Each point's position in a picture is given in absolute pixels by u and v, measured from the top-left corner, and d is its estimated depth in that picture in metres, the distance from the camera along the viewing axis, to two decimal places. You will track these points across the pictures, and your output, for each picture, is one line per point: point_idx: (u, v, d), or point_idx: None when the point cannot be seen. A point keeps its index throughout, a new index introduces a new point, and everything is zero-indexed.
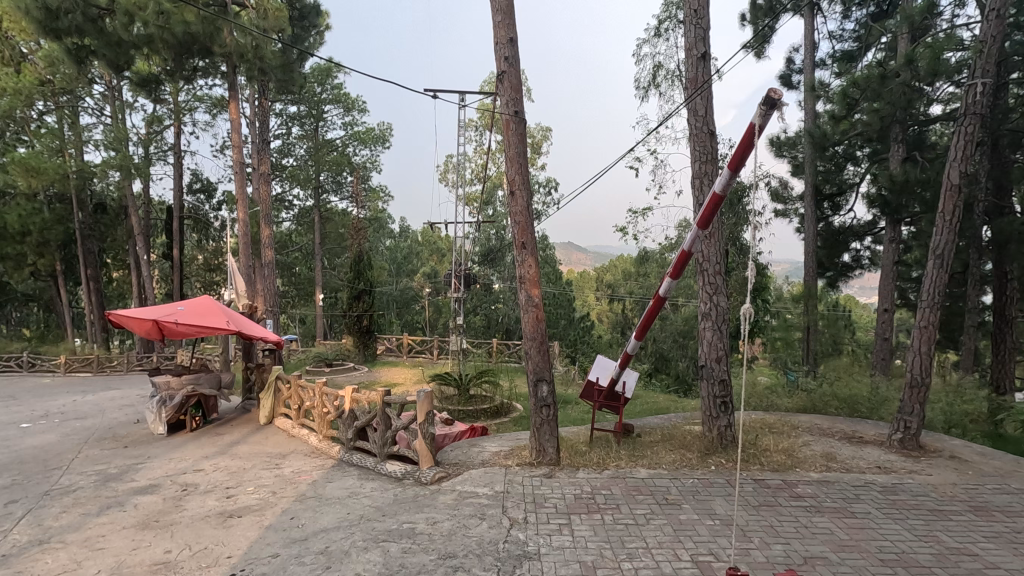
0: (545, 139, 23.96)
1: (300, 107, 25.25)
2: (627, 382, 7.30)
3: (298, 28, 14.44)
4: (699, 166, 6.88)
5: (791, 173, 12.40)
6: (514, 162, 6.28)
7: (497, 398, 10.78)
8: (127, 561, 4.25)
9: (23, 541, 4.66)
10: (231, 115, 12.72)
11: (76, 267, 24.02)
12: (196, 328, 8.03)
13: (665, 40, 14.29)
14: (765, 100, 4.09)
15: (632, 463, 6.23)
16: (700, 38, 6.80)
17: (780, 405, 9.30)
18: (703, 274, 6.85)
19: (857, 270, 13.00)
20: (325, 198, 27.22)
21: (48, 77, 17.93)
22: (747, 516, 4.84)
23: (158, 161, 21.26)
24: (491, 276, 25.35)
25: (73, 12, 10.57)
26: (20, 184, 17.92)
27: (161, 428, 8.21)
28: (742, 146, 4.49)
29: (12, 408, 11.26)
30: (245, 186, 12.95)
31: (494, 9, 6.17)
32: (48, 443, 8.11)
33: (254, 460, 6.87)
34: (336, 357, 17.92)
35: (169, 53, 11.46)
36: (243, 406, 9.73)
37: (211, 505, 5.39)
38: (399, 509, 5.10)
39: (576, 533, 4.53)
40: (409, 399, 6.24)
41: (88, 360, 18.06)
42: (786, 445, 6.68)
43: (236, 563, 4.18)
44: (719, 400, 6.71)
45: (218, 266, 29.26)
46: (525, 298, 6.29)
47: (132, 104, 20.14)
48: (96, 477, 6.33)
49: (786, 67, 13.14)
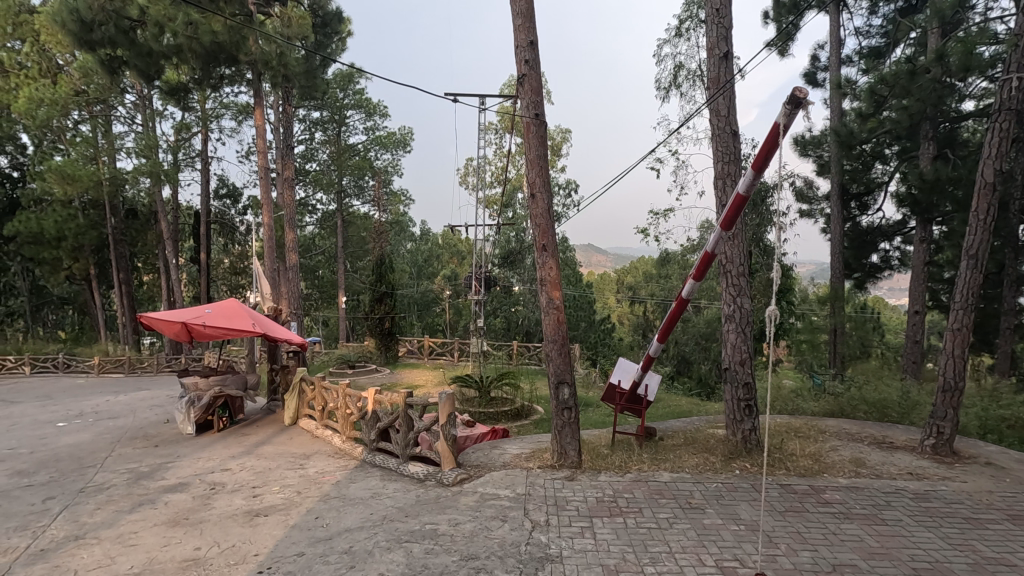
0: (564, 141, 23.95)
1: (322, 112, 25.69)
2: (649, 384, 7.23)
3: (321, 35, 14.69)
4: (722, 166, 6.80)
5: (817, 172, 12.16)
6: (534, 165, 6.30)
7: (517, 400, 10.81)
8: (159, 557, 4.36)
9: (60, 536, 4.81)
10: (257, 122, 12.94)
11: (109, 271, 24.78)
12: (223, 330, 8.19)
13: (687, 39, 14.18)
14: (789, 99, 4.05)
15: (655, 466, 6.18)
16: (722, 38, 6.73)
17: (806, 408, 9.15)
18: (726, 276, 6.76)
19: (886, 271, 12.61)
20: (347, 202, 27.61)
21: (83, 87, 18.55)
22: (774, 522, 4.76)
23: (186, 167, 21.80)
24: (511, 278, 25.39)
25: (107, 24, 10.92)
26: (57, 191, 18.65)
27: (189, 428, 8.41)
28: (767, 145, 4.42)
29: (50, 408, 11.66)
30: (270, 190, 13.14)
31: (515, 13, 6.20)
32: (83, 441, 8.36)
33: (279, 461, 6.97)
34: (359, 358, 18.21)
35: (197, 62, 11.76)
36: (268, 407, 9.89)
37: (238, 504, 5.49)
38: (421, 510, 5.14)
39: (598, 536, 4.51)
40: (431, 401, 6.29)
41: (120, 361, 18.60)
42: (813, 450, 6.54)
43: (263, 562, 4.25)
44: (744, 403, 6.61)
45: (244, 269, 29.90)
46: (546, 300, 6.28)
47: (162, 112, 20.71)
48: (128, 476, 6.50)
49: (810, 65, 12.90)
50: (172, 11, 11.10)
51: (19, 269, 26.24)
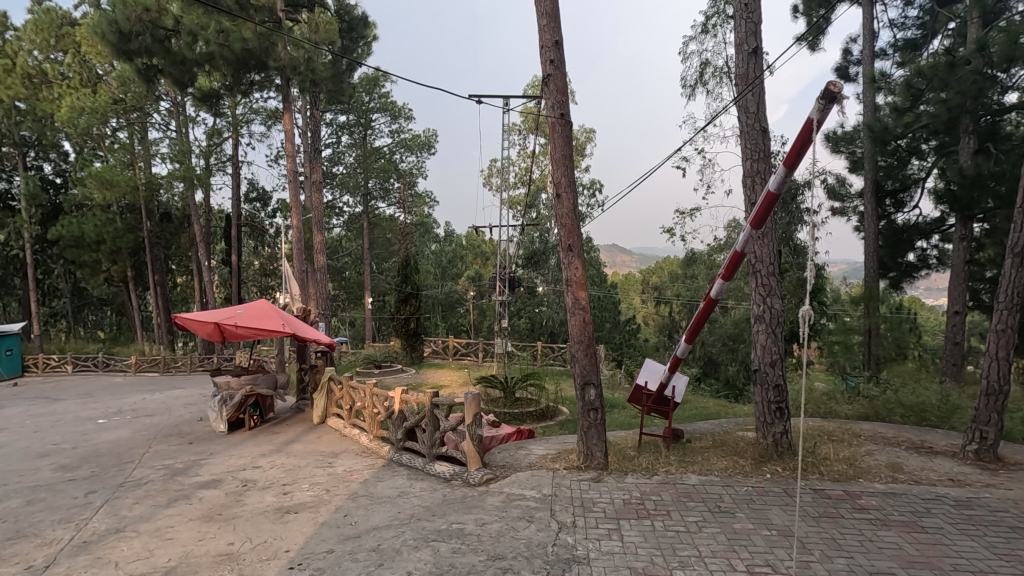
0: (589, 140, 23.82)
1: (349, 116, 26.01)
2: (677, 386, 7.13)
3: (347, 40, 14.92)
4: (751, 164, 6.67)
5: (850, 168, 11.84)
6: (560, 165, 6.27)
7: (542, 401, 10.76)
8: (194, 551, 4.48)
9: (101, 529, 4.99)
10: (285, 126, 13.13)
11: (145, 273, 25.61)
12: (254, 331, 8.37)
13: (713, 36, 13.98)
14: (823, 94, 3.95)
15: (683, 468, 6.11)
16: (751, 33, 6.61)
17: (838, 412, 8.90)
18: (755, 276, 6.62)
19: (924, 270, 12.11)
20: (373, 204, 27.96)
21: (120, 96, 19.24)
22: (807, 528, 4.64)
23: (218, 171, 22.37)
24: (536, 279, 25.33)
25: (143, 34, 11.41)
26: (97, 196, 19.35)
27: (222, 426, 8.60)
28: (799, 142, 4.32)
29: (90, 405, 12.09)
30: (298, 194, 13.30)
31: (540, 14, 6.18)
32: (121, 438, 8.65)
33: (308, 459, 7.08)
34: (385, 359, 18.44)
35: (228, 69, 12.04)
36: (297, 406, 10.06)
37: (269, 501, 5.60)
38: (448, 510, 5.17)
39: (626, 538, 4.47)
40: (457, 401, 6.33)
41: (155, 360, 19.14)
42: (847, 454, 6.36)
43: (294, 558, 4.32)
44: (774, 406, 6.47)
45: (273, 271, 30.55)
46: (571, 301, 6.24)
47: (195, 119, 21.30)
48: (165, 471, 6.70)
49: (842, 59, 12.55)
50: (204, 20, 11.55)
51: (62, 271, 27.29)
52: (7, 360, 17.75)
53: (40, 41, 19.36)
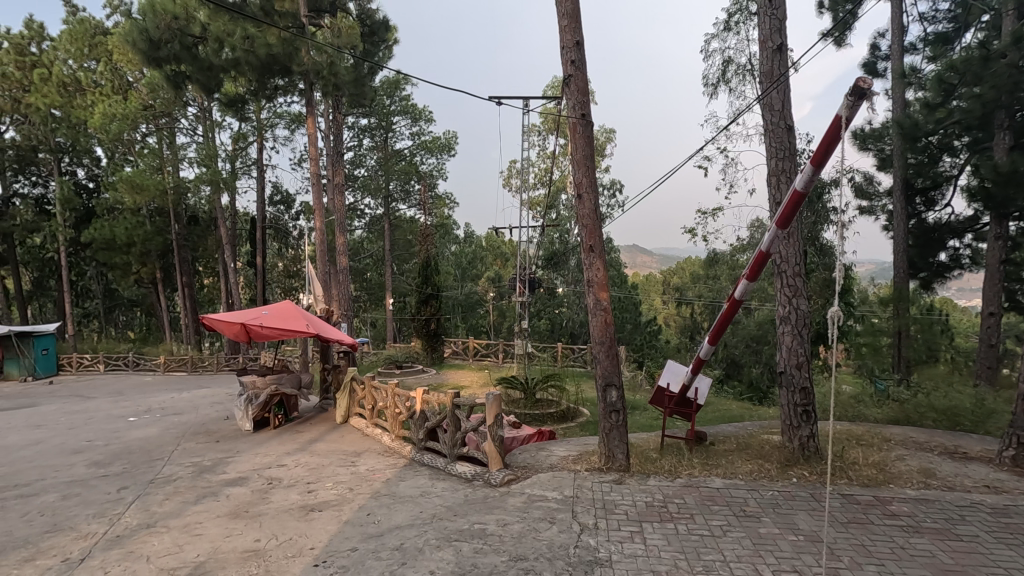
0: (609, 141, 23.70)
1: (370, 120, 26.30)
2: (699, 388, 7.03)
3: (369, 44, 15.02)
4: (776, 162, 6.56)
5: (879, 167, 11.58)
6: (581, 165, 6.25)
7: (563, 403, 10.73)
8: (222, 547, 4.57)
9: (133, 524, 5.13)
10: (309, 129, 13.25)
11: (173, 275, 26.27)
12: (278, 331, 8.50)
13: (736, 34, 13.81)
14: (852, 90, 3.87)
15: (706, 471, 6.03)
16: (776, 30, 6.51)
17: (867, 415, 8.75)
18: (781, 276, 6.50)
19: (956, 270, 11.74)
20: (394, 206, 28.23)
21: (150, 102, 19.77)
22: (835, 534, 4.54)
23: (243, 174, 22.81)
24: (556, 280, 25.31)
25: (172, 42, 11.85)
26: (128, 200, 19.91)
27: (247, 425, 8.74)
28: (826, 140, 4.24)
29: (121, 404, 12.42)
30: (321, 196, 13.41)
31: (560, 14, 6.16)
32: (151, 436, 8.87)
33: (331, 458, 7.16)
34: (406, 359, 18.58)
35: (253, 74, 12.18)
36: (320, 406, 10.19)
37: (293, 499, 5.68)
38: (469, 510, 5.19)
39: (649, 541, 4.43)
40: (478, 401, 6.36)
41: (183, 360, 19.58)
42: (877, 459, 6.21)
43: (319, 555, 4.38)
44: (801, 408, 6.35)
45: (297, 272, 31.06)
46: (593, 302, 6.22)
47: (221, 124, 21.78)
48: (193, 469, 6.85)
49: (870, 55, 12.27)
50: (230, 26, 11.72)
51: (94, 273, 28.09)
52: (43, 359, 18.25)
53: (74, 50, 20.03)
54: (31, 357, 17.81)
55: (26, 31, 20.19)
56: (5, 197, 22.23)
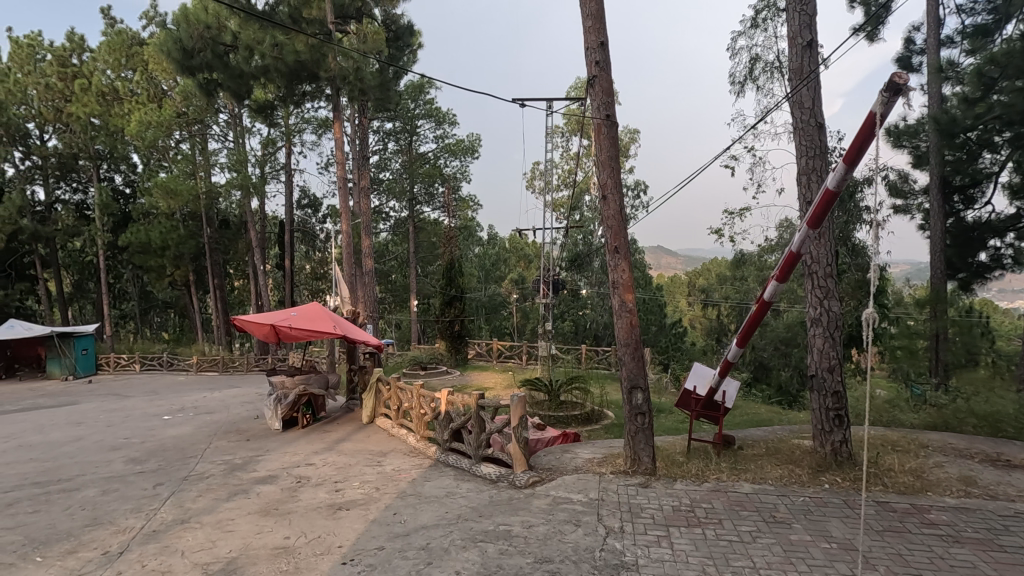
0: (633, 141, 23.56)
1: (395, 123, 26.63)
2: (727, 391, 6.92)
3: (394, 49, 15.26)
4: (806, 161, 6.42)
5: (914, 164, 11.25)
6: (605, 166, 6.21)
7: (588, 405, 10.67)
8: (253, 544, 4.67)
9: (168, 519, 5.28)
10: (335, 134, 13.46)
11: (205, 277, 26.97)
12: (307, 331, 8.65)
13: (763, 30, 13.57)
14: (887, 86, 3.77)
15: (734, 476, 5.91)
16: (806, 26, 6.38)
17: (903, 421, 8.50)
18: (812, 278, 6.36)
19: (998, 271, 11.11)
20: (418, 209, 28.47)
21: (183, 109, 20.37)
22: (870, 542, 4.41)
23: (272, 179, 23.32)
24: (580, 282, 25.22)
25: (205, 51, 12.23)
26: (162, 205, 20.54)
27: (277, 424, 8.92)
28: (860, 137, 4.13)
29: (156, 403, 12.79)
30: (347, 199, 13.61)
31: (584, 15, 6.15)
32: (184, 434, 9.11)
33: (358, 458, 7.26)
34: (431, 360, 18.73)
35: (282, 80, 12.51)
36: (347, 406, 10.33)
37: (322, 497, 5.78)
38: (494, 511, 5.20)
39: (676, 546, 4.38)
40: (502, 403, 6.37)
41: (215, 360, 20.11)
42: (913, 466, 6.01)
43: (347, 553, 4.45)
44: (833, 413, 6.19)
45: (324, 274, 31.59)
46: (618, 304, 6.17)
47: (251, 130, 22.31)
48: (225, 466, 7.02)
49: (904, 49, 11.92)
50: (260, 34, 12.09)
51: (130, 276, 29.01)
52: (83, 359, 18.92)
53: (112, 60, 20.80)
54: (72, 357, 18.47)
55: (68, 43, 21.02)
56: (48, 203, 23.14)
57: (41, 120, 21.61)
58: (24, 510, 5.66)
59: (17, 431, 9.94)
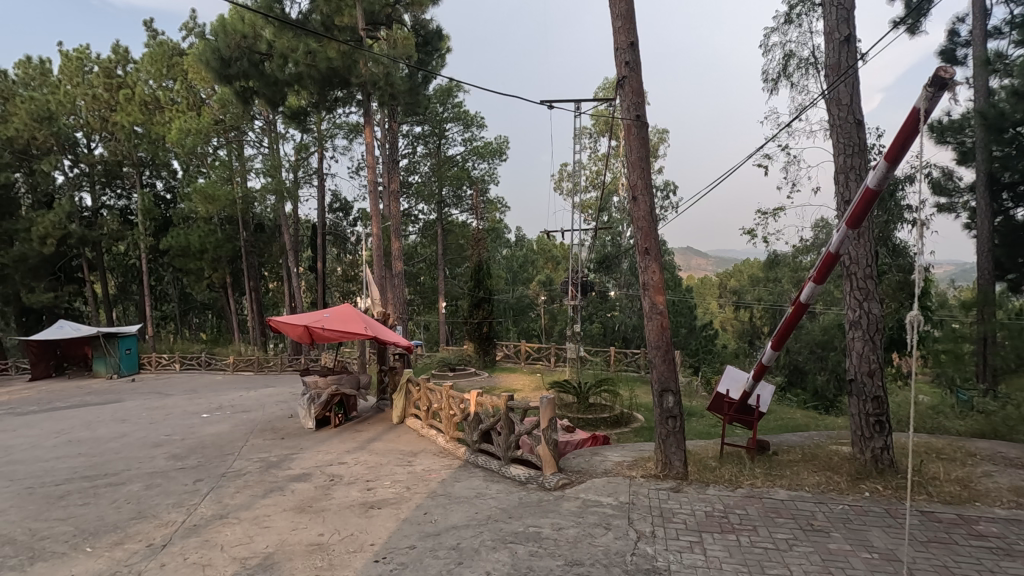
0: (662, 141, 23.30)
1: (424, 127, 26.92)
2: (761, 395, 6.77)
3: (423, 54, 15.42)
4: (845, 159, 6.24)
5: (959, 160, 10.82)
6: (635, 167, 6.16)
7: (617, 407, 10.58)
8: (289, 540, 4.77)
9: (208, 514, 5.45)
10: (366, 138, 13.63)
11: (241, 279, 27.74)
12: (339, 333, 8.81)
13: (798, 26, 13.26)
14: (932, 81, 3.65)
15: (769, 482, 5.78)
16: (843, 21, 6.22)
17: (949, 428, 8.18)
18: (850, 279, 6.17)
19: None
20: (447, 211, 28.71)
21: (221, 117, 21.02)
22: (914, 553, 4.25)
23: (305, 183, 23.85)
24: (608, 283, 25.03)
25: (241, 59, 12.59)
26: (201, 210, 21.22)
27: (310, 423, 9.12)
28: (902, 134, 4.01)
29: (195, 401, 13.20)
30: (377, 203, 13.79)
31: (614, 16, 6.12)
32: (222, 432, 9.39)
33: (389, 457, 7.36)
34: (459, 362, 18.84)
35: (314, 87, 12.83)
36: (378, 406, 10.49)
37: (355, 496, 5.87)
38: (524, 512, 5.21)
39: (709, 552, 4.30)
40: (532, 405, 6.36)
41: (250, 360, 20.69)
42: (960, 475, 5.77)
43: (378, 551, 4.51)
44: (873, 419, 5.99)
45: (355, 277, 32.16)
46: (649, 306, 6.10)
47: (285, 136, 22.86)
48: (261, 464, 7.20)
49: (948, 41, 11.47)
50: (294, 43, 12.38)
51: (170, 278, 30.07)
52: (127, 358, 19.65)
53: (154, 71, 21.64)
54: (116, 356, 19.21)
55: (113, 55, 21.94)
56: (94, 209, 24.16)
57: (88, 130, 22.59)
58: (74, 502, 5.93)
59: (67, 427, 10.41)
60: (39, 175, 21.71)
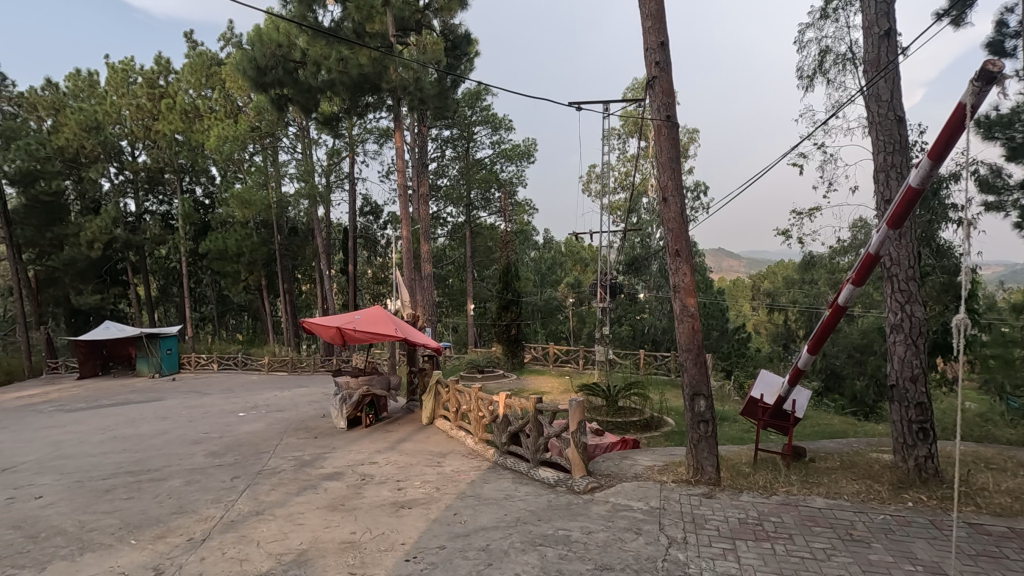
0: (693, 141, 22.96)
1: (453, 131, 27.17)
2: (797, 401, 6.58)
3: (452, 58, 15.57)
4: (885, 157, 6.04)
5: (1009, 157, 10.34)
6: (666, 168, 6.08)
7: (647, 411, 10.44)
8: (321, 538, 4.87)
9: (244, 511, 5.60)
10: (396, 143, 13.81)
11: (276, 282, 28.45)
12: (370, 334, 8.95)
13: (835, 21, 12.89)
14: (980, 75, 3.50)
15: (806, 490, 5.63)
16: (883, 14, 6.02)
17: (998, 436, 7.82)
18: (891, 281, 5.96)
19: None
20: (475, 214, 28.89)
21: (256, 124, 21.62)
22: (961, 567, 4.08)
23: (338, 187, 24.32)
24: (637, 285, 24.76)
25: (276, 68, 12.95)
26: (238, 214, 21.84)
27: (342, 423, 9.28)
28: (948, 129, 3.86)
29: (232, 401, 13.56)
30: (407, 206, 13.96)
31: (644, 15, 6.07)
32: (258, 430, 9.64)
33: (419, 458, 7.43)
34: (487, 365, 18.90)
35: (346, 93, 13.08)
36: (408, 407, 10.60)
37: (385, 495, 5.95)
38: (553, 515, 5.19)
39: (743, 560, 4.21)
40: (561, 408, 6.34)
41: (284, 361, 21.17)
42: (1011, 486, 5.51)
43: (409, 550, 4.56)
44: (917, 426, 5.77)
45: (384, 279, 32.60)
46: (680, 308, 6.01)
47: (317, 141, 23.36)
48: (295, 462, 7.36)
49: (995, 33, 10.99)
50: (326, 50, 12.67)
51: (209, 280, 31.03)
52: (168, 358, 20.29)
53: (194, 80, 22.37)
54: (158, 356, 19.90)
55: (156, 66, 22.80)
56: (138, 214, 25.15)
57: (132, 138, 23.53)
58: (120, 496, 6.17)
59: (112, 424, 10.84)
60: (88, 182, 22.73)
